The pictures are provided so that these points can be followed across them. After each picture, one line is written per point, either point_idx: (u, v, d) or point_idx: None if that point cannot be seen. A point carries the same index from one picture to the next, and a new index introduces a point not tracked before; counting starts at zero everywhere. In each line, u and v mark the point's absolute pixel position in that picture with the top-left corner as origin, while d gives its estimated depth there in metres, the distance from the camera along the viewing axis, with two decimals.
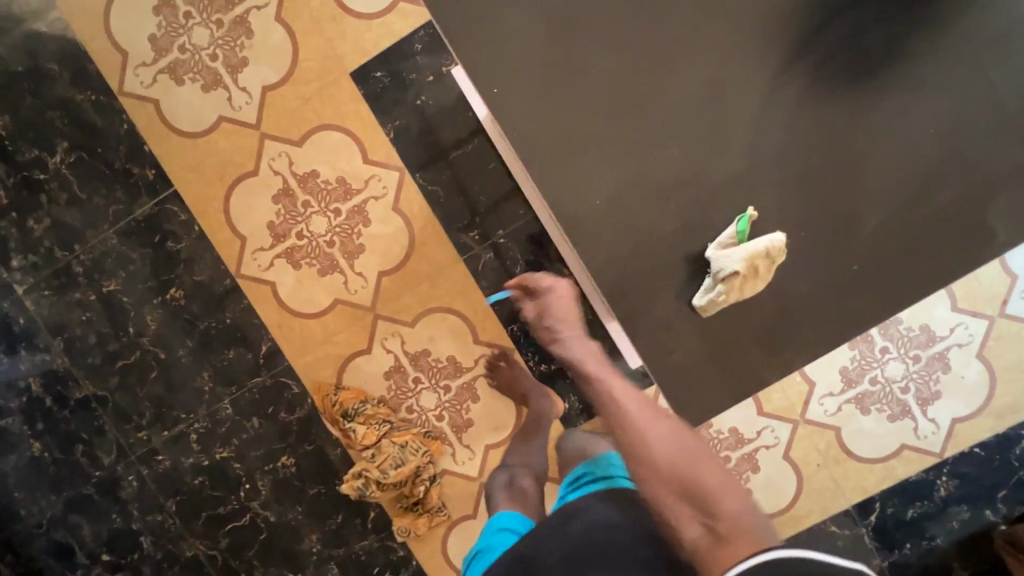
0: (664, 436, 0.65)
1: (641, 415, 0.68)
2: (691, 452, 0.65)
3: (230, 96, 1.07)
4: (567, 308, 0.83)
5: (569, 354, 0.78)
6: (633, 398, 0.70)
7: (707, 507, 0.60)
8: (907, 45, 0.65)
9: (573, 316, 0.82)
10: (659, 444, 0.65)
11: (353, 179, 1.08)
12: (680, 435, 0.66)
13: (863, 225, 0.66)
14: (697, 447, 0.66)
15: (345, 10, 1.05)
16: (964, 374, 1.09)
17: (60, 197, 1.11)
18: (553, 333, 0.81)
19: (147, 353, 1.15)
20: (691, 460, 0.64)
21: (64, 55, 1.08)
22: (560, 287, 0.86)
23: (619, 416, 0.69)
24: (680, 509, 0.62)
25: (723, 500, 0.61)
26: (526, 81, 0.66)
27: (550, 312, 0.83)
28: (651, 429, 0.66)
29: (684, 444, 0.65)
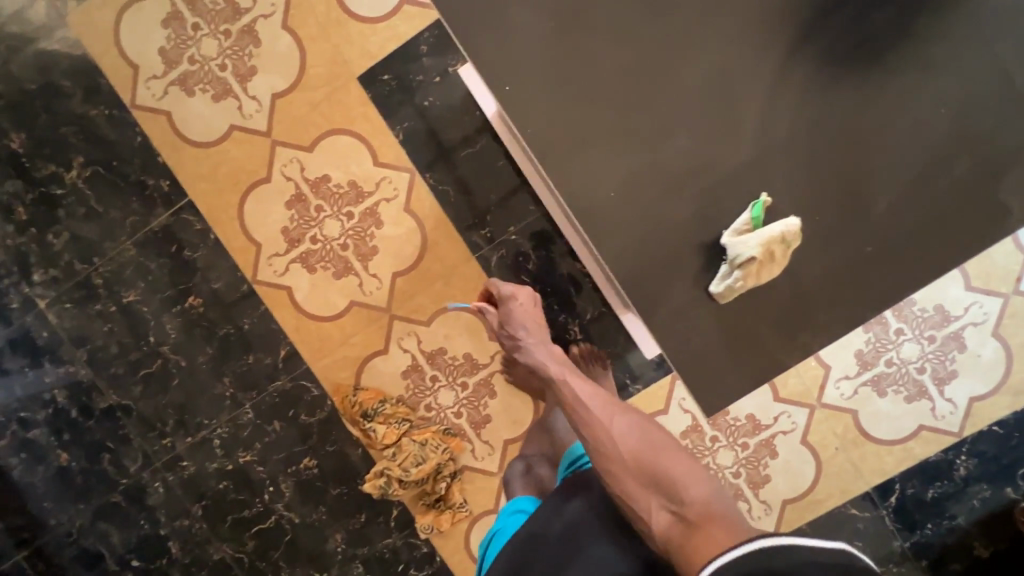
0: (626, 431, 0.69)
1: (603, 412, 0.71)
2: (654, 443, 0.68)
3: (241, 105, 1.09)
4: (529, 314, 0.89)
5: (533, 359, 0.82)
6: (593, 396, 0.73)
7: (674, 495, 0.63)
8: (913, 26, 0.65)
9: (536, 322, 0.88)
10: (622, 439, 0.68)
11: (364, 182, 1.10)
12: (640, 427, 0.70)
13: (876, 206, 0.67)
14: (659, 437, 0.69)
15: (350, 15, 1.06)
16: (980, 353, 1.09)
17: (78, 211, 1.13)
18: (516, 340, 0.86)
19: (168, 362, 1.17)
20: (655, 450, 0.67)
21: (76, 71, 1.10)
22: (521, 294, 0.91)
23: (580, 417, 0.72)
24: (648, 499, 0.64)
25: (689, 487, 0.63)
26: (536, 76, 0.66)
27: (512, 319, 0.88)
28: (612, 425, 0.70)
29: (647, 437, 0.69)
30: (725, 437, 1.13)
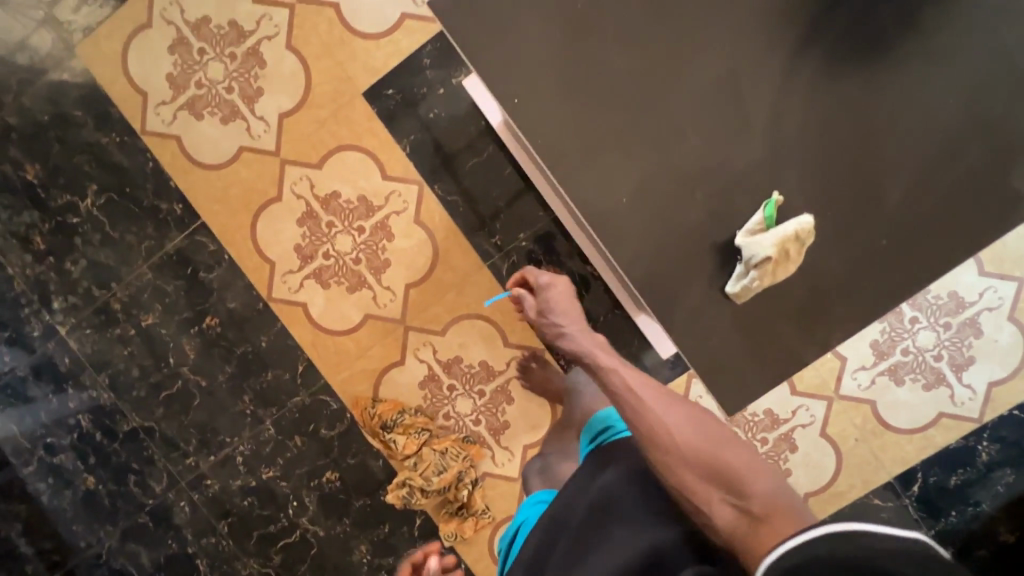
0: (686, 425, 0.64)
1: (658, 402, 0.66)
2: (716, 437, 0.63)
3: (249, 126, 1.10)
4: (567, 299, 0.83)
5: (577, 349, 0.76)
6: (646, 385, 0.68)
7: (738, 490, 0.59)
8: (920, 18, 0.65)
9: (574, 308, 0.82)
10: (683, 432, 0.63)
11: (373, 196, 1.11)
12: (700, 419, 0.65)
13: (889, 199, 0.67)
14: (719, 429, 0.64)
15: (351, 31, 1.07)
16: (997, 338, 1.08)
17: (94, 238, 1.15)
18: (556, 327, 0.80)
19: (188, 382, 1.18)
20: (717, 445, 0.62)
21: (87, 101, 1.12)
22: (559, 282, 0.86)
23: (634, 409, 0.66)
24: (711, 494, 0.60)
25: (754, 481, 0.59)
26: (545, 87, 0.67)
27: (552, 306, 0.82)
28: (672, 419, 0.64)
29: (707, 430, 0.64)
30: (744, 433, 1.13)
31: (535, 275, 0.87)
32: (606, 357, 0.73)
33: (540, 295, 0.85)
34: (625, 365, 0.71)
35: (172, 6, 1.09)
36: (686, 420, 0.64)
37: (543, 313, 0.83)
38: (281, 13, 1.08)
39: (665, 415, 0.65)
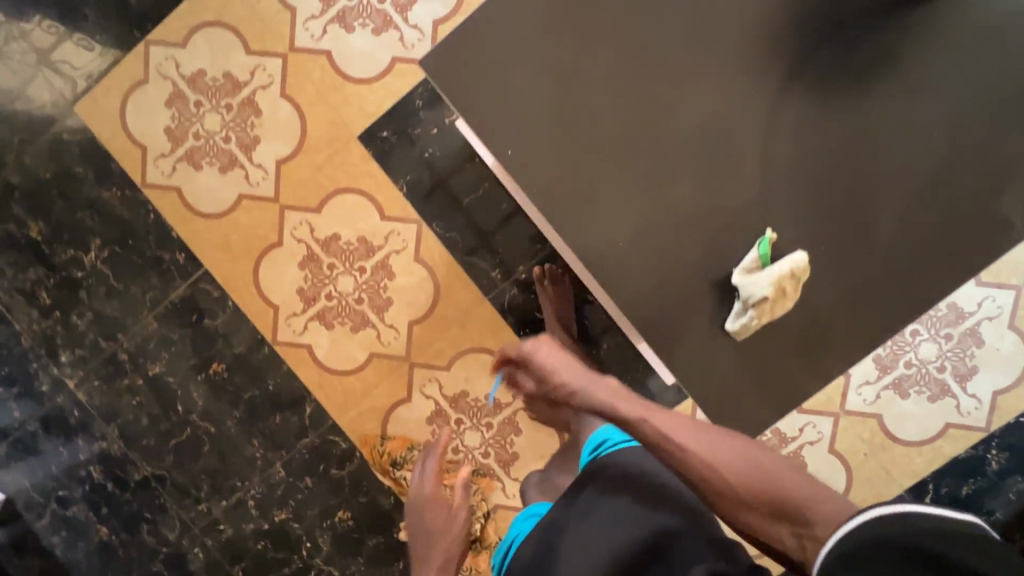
0: (730, 458, 0.60)
1: (698, 443, 0.62)
2: (764, 462, 0.60)
3: (247, 174, 1.12)
4: (557, 352, 0.75)
5: (589, 405, 0.70)
6: (679, 428, 0.63)
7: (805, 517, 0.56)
8: (901, 54, 0.67)
9: (569, 358, 0.75)
10: (732, 469, 0.60)
11: (373, 237, 1.12)
12: (741, 446, 0.61)
13: (883, 232, 0.68)
14: (764, 451, 0.61)
15: (344, 77, 1.09)
16: (998, 346, 1.09)
17: (99, 290, 1.16)
18: (561, 389, 0.72)
19: (197, 429, 1.19)
20: (770, 471, 0.59)
21: (87, 157, 1.13)
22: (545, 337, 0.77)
23: (674, 460, 0.63)
24: (785, 530, 0.57)
25: (816, 503, 0.56)
26: (537, 137, 0.68)
27: (548, 369, 0.74)
28: (713, 454, 0.61)
29: (750, 455, 0.60)
30: None
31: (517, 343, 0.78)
32: (626, 405, 0.68)
33: (530, 362, 0.76)
34: (645, 409, 0.66)
35: (167, 61, 1.11)
36: (729, 454, 0.61)
37: (541, 379, 0.74)
38: (274, 63, 1.09)
39: (705, 455, 0.61)
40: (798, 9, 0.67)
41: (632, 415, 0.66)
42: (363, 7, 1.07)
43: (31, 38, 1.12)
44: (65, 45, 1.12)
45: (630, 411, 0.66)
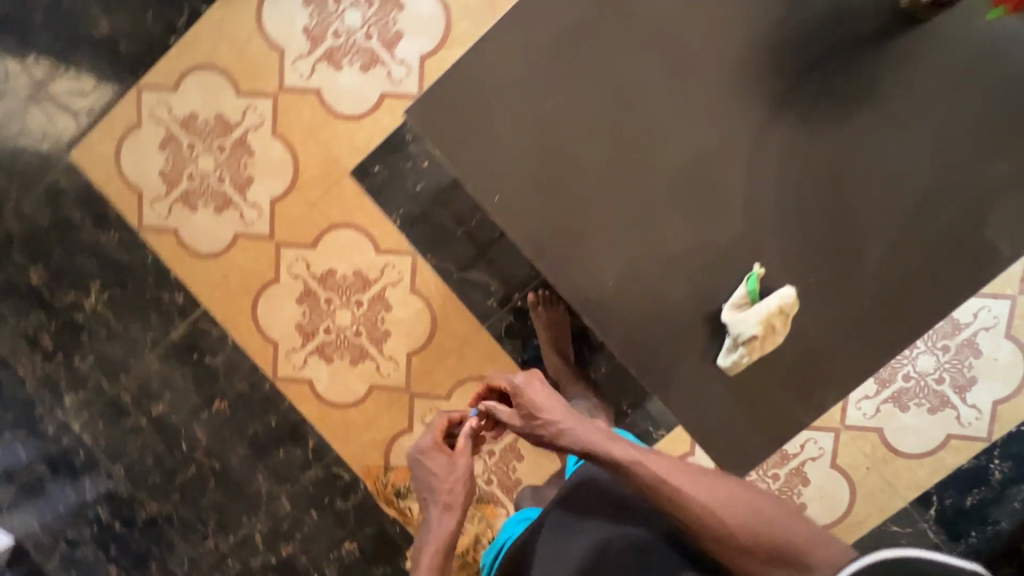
0: (722, 499, 0.64)
1: (703, 492, 0.65)
2: (753, 502, 0.65)
3: (242, 213, 1.13)
4: (548, 396, 0.73)
5: (584, 449, 0.70)
6: (681, 476, 0.66)
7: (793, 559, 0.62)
8: (881, 85, 0.67)
9: (560, 401, 0.73)
10: (728, 511, 0.64)
11: (368, 271, 1.13)
12: (731, 488, 0.66)
13: (870, 263, 0.68)
14: (749, 492, 0.66)
15: (334, 114, 1.10)
16: (996, 356, 1.09)
17: (100, 332, 1.17)
18: (554, 428, 0.71)
19: (202, 466, 1.20)
20: (759, 513, 0.64)
21: (84, 203, 1.15)
22: (537, 373, 0.76)
23: (670, 504, 0.65)
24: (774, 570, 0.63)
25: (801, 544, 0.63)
26: (522, 183, 0.69)
27: (542, 408, 0.72)
28: (708, 495, 0.65)
29: (739, 496, 0.65)
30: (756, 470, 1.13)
31: (509, 377, 0.75)
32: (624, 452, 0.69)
33: (523, 398, 0.73)
34: (639, 453, 0.68)
35: (159, 105, 1.12)
36: (722, 497, 0.65)
37: (534, 416, 0.72)
38: (264, 103, 1.11)
39: (700, 496, 0.65)
40: (777, 45, 0.67)
41: (627, 459, 0.67)
42: (350, 44, 1.09)
43: (34, 77, 1.12)
44: (68, 86, 1.12)
45: (622, 454, 0.68)
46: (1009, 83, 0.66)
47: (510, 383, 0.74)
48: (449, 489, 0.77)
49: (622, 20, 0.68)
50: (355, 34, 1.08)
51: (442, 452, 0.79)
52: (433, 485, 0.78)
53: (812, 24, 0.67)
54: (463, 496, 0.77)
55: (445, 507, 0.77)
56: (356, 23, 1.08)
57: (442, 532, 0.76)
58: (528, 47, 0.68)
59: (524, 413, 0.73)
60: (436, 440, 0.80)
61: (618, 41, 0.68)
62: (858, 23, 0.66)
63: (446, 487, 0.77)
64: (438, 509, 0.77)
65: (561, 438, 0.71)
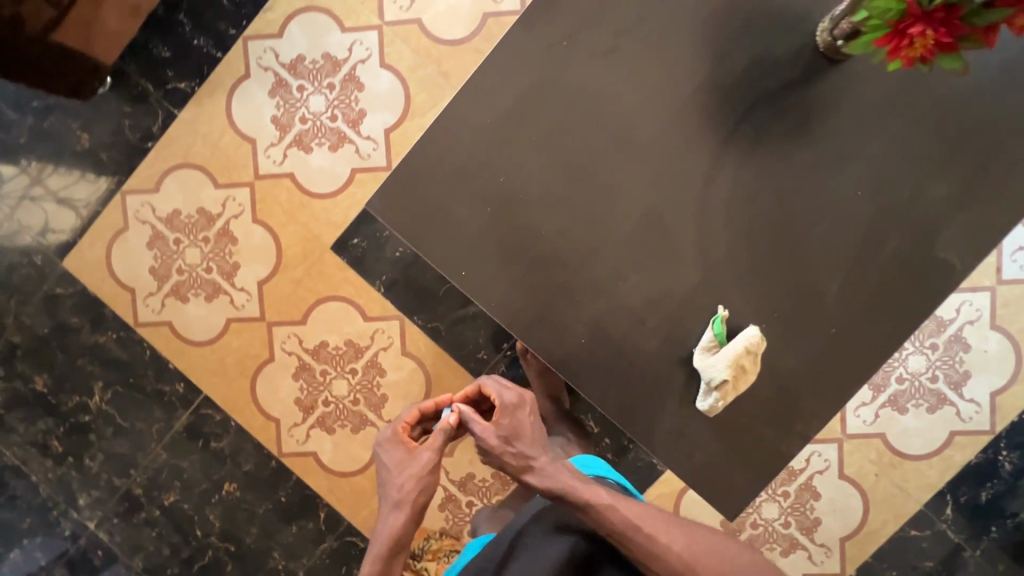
0: (694, 549, 0.68)
1: (673, 539, 0.68)
2: (723, 554, 0.69)
3: (232, 298, 1.17)
4: (531, 427, 0.73)
5: (555, 487, 0.70)
6: (651, 523, 0.69)
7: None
8: (813, 125, 0.70)
9: (540, 436, 0.73)
10: (699, 565, 0.67)
11: (359, 339, 1.16)
12: (704, 540, 0.70)
13: (827, 293, 0.71)
14: (718, 540, 0.70)
15: (310, 195, 1.15)
16: (985, 348, 1.09)
17: (107, 430, 1.19)
18: (526, 461, 0.71)
19: (218, 550, 1.20)
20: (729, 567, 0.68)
21: (81, 306, 1.18)
22: (526, 397, 0.75)
23: (636, 549, 0.68)
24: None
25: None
26: (486, 256, 0.72)
27: (522, 435, 0.72)
28: (682, 546, 0.68)
29: (710, 548, 0.69)
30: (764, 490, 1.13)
31: (499, 394, 0.74)
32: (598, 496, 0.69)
33: (508, 419, 0.72)
34: (611, 496, 0.70)
35: (143, 207, 1.17)
36: (692, 550, 0.68)
37: (510, 443, 0.71)
38: (242, 192, 1.16)
39: (674, 547, 0.68)
40: (710, 98, 0.70)
41: (600, 502, 0.68)
42: (317, 127, 1.14)
43: (36, 179, 1.17)
44: (72, 183, 1.17)
45: (593, 495, 0.69)
46: (933, 107, 0.70)
47: (500, 401, 0.73)
48: (402, 488, 0.73)
49: (559, 93, 0.71)
50: (321, 117, 1.13)
51: (404, 447, 0.75)
52: (386, 481, 0.74)
53: (739, 74, 0.70)
54: (416, 498, 0.72)
55: (397, 504, 0.73)
56: (321, 107, 1.13)
57: (389, 527, 0.73)
58: (476, 129, 0.71)
59: (502, 435, 0.71)
60: (399, 432, 0.76)
61: (558, 114, 0.71)
62: (782, 69, 0.70)
63: (396, 484, 0.73)
64: (388, 506, 0.73)
65: (532, 473, 0.71)
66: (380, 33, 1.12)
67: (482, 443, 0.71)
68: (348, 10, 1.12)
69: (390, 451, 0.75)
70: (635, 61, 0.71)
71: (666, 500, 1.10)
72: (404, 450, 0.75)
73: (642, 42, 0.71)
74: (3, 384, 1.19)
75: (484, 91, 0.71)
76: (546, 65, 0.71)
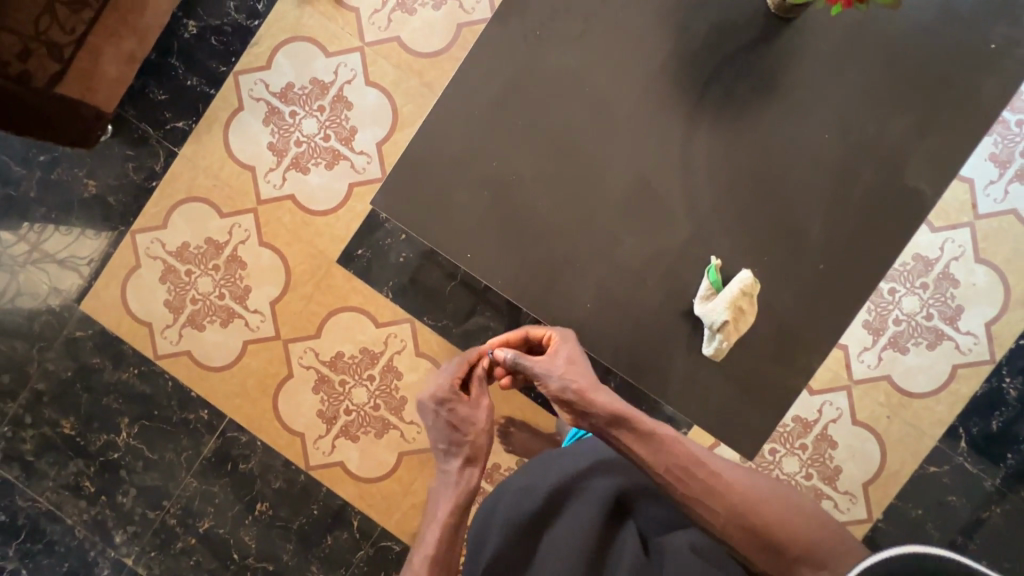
0: (744, 485, 0.74)
1: (726, 470, 0.75)
2: (776, 496, 0.75)
3: (247, 321, 1.21)
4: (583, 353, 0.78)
5: (616, 410, 0.73)
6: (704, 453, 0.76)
7: (817, 559, 0.71)
8: (775, 81, 0.76)
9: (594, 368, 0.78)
10: (759, 504, 0.73)
11: (373, 345, 1.20)
12: (748, 479, 0.75)
13: (810, 233, 0.76)
14: (757, 480, 0.76)
15: (311, 213, 1.20)
16: (974, 281, 1.14)
17: (137, 464, 1.22)
18: (592, 383, 0.74)
19: (256, 571, 1.21)
20: (784, 507, 0.74)
21: (101, 346, 1.22)
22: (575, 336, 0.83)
23: (695, 485, 0.72)
24: (794, 565, 0.71)
25: (823, 545, 0.72)
26: (488, 236, 0.76)
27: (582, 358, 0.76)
28: (739, 485, 0.74)
29: (755, 489, 0.74)
30: (782, 446, 1.15)
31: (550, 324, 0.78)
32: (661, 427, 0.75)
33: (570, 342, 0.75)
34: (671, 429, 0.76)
35: (153, 243, 1.22)
36: (749, 493, 0.73)
37: (577, 365, 0.74)
38: (247, 219, 1.21)
39: (730, 484, 0.73)
40: (677, 66, 0.76)
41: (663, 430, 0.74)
42: (311, 149, 1.19)
43: (37, 241, 1.22)
44: (75, 239, 1.22)
45: (653, 423, 0.74)
46: (883, 51, 0.76)
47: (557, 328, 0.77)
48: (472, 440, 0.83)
49: (537, 78, 0.77)
50: (315, 138, 1.19)
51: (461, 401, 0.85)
52: (454, 436, 0.83)
53: (702, 42, 0.76)
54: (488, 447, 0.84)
55: (469, 456, 0.82)
56: (314, 129, 1.19)
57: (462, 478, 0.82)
58: (466, 121, 0.77)
59: (566, 358, 0.75)
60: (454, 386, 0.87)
61: (539, 98, 0.77)
62: (739, 34, 0.76)
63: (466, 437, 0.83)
64: (460, 461, 0.82)
65: (597, 393, 0.73)
66: (363, 54, 1.19)
67: (544, 365, 0.75)
68: (330, 36, 1.19)
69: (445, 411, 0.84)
70: (604, 41, 0.76)
71: None
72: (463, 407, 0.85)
73: (609, 23, 0.76)
74: (32, 431, 1.22)
75: (468, 84, 0.77)
76: (522, 55, 0.76)
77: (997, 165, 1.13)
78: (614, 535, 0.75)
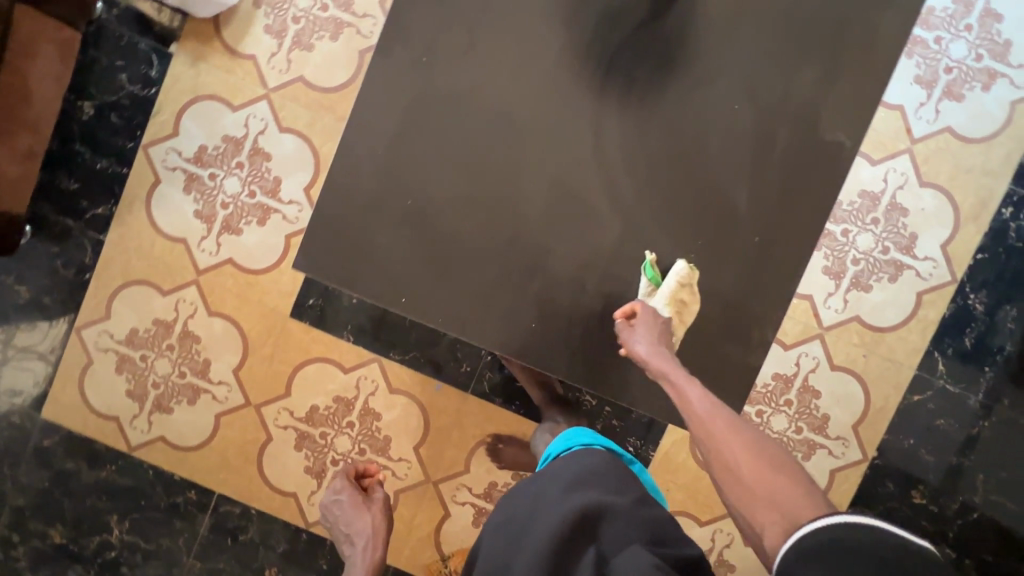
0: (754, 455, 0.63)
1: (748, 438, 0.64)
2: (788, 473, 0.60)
3: (214, 394, 1.19)
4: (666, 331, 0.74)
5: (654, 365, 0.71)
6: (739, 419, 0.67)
7: (780, 504, 0.57)
8: (673, 59, 0.74)
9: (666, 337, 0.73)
10: (758, 471, 0.61)
11: (345, 392, 1.18)
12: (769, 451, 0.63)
13: (739, 206, 0.75)
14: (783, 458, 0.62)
15: (255, 272, 1.17)
16: (922, 206, 1.13)
17: (137, 557, 1.20)
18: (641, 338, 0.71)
19: None
20: (770, 463, 0.61)
21: (73, 450, 1.19)
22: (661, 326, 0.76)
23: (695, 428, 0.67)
24: (753, 511, 0.59)
25: (793, 496, 0.57)
26: (419, 275, 0.74)
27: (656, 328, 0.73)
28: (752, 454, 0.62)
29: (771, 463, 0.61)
30: (768, 406, 1.15)
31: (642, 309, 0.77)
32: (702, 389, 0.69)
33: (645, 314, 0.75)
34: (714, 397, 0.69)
35: (101, 336, 1.18)
36: (743, 447, 0.63)
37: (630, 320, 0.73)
38: (190, 291, 1.17)
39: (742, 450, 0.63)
40: (573, 63, 0.74)
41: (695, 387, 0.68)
42: (239, 208, 1.16)
43: None
44: (20, 348, 1.18)
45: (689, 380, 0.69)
46: (776, 8, 0.74)
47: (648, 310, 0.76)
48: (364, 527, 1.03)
49: (433, 104, 0.74)
50: (240, 197, 1.16)
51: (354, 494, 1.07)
52: (348, 522, 1.04)
53: (592, 34, 0.74)
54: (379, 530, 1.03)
55: (367, 539, 1.01)
56: (237, 187, 1.16)
57: (366, 560, 1.00)
58: (371, 163, 0.74)
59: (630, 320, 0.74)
60: (348, 482, 1.08)
61: (440, 122, 0.74)
62: (627, 17, 0.74)
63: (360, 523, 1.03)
64: (362, 540, 1.02)
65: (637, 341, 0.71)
66: (270, 101, 1.15)
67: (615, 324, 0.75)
68: (232, 89, 1.15)
69: (341, 502, 1.06)
70: (493, 52, 0.74)
71: (681, 444, 1.16)
72: (358, 497, 1.06)
73: (494, 34, 0.74)
74: (23, 548, 1.19)
75: (365, 124, 0.73)
76: (413, 83, 0.74)
77: (924, 86, 1.12)
78: (574, 555, 0.65)
